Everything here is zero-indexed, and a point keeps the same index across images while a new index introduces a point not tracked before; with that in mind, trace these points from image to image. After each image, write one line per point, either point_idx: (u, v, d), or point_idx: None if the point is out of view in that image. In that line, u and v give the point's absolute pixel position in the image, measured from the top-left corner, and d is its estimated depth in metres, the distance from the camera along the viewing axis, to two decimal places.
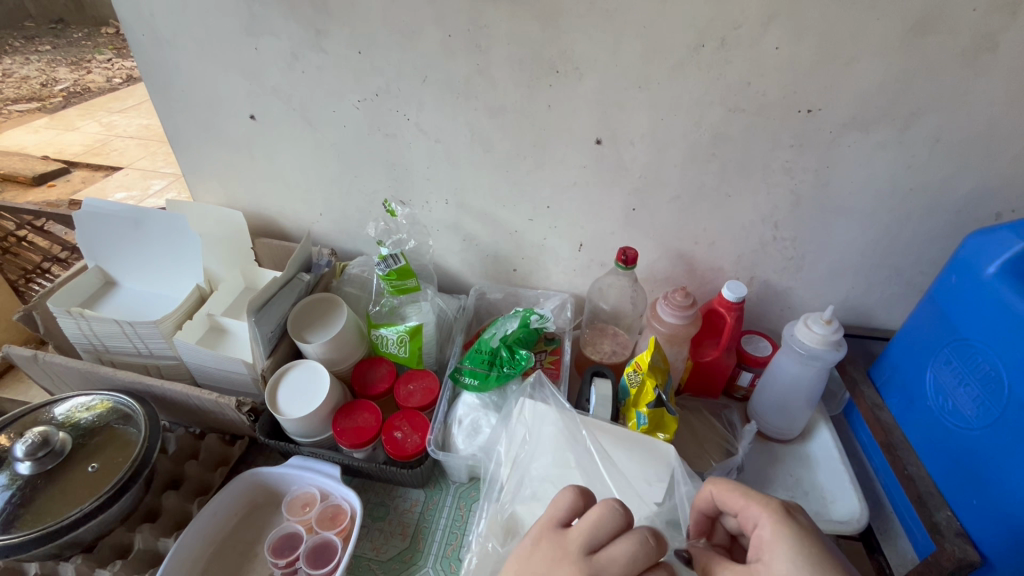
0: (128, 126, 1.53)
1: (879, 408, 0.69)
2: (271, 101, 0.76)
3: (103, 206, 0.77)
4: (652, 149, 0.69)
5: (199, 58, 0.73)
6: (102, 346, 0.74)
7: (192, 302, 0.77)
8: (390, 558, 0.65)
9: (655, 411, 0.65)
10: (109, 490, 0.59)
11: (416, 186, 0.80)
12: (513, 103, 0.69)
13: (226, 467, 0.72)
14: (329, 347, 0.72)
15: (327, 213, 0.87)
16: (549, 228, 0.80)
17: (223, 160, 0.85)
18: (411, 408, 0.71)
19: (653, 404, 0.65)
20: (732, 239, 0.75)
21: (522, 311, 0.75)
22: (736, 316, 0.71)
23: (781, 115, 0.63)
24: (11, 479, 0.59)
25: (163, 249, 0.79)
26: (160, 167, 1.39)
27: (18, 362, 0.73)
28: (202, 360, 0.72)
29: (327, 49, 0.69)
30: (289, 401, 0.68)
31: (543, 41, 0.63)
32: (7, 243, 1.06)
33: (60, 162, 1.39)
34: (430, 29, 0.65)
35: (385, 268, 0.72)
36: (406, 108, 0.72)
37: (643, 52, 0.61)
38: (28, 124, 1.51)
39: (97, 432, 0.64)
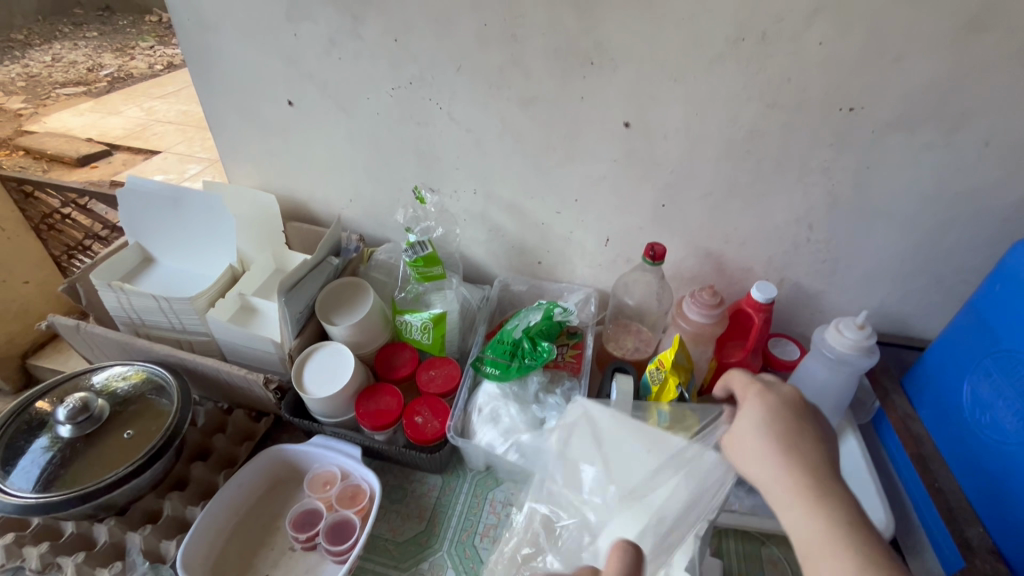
0: (169, 112, 1.63)
1: (910, 419, 0.68)
2: (307, 86, 0.77)
3: (145, 185, 0.80)
4: (685, 144, 0.68)
5: (239, 42, 0.75)
6: (138, 319, 0.77)
7: (225, 281, 0.80)
8: (406, 539, 0.67)
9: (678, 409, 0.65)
10: (144, 456, 0.61)
11: (445, 175, 0.80)
12: (546, 94, 0.68)
13: (252, 442, 0.74)
14: (355, 330, 0.74)
15: (356, 199, 0.88)
16: (576, 221, 0.79)
17: (257, 142, 0.86)
18: (432, 394, 0.72)
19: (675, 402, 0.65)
20: (763, 240, 0.74)
21: (546, 304, 0.76)
22: (765, 318, 0.69)
23: (822, 114, 0.61)
24: (52, 441, 0.62)
25: (199, 228, 0.81)
26: (196, 151, 1.44)
27: (61, 331, 0.76)
28: (232, 339, 0.74)
29: (363, 36, 0.70)
30: (314, 381, 0.69)
31: (579, 32, 0.62)
32: (51, 220, 1.13)
33: (103, 144, 1.47)
34: (466, 18, 0.65)
35: (412, 254, 0.74)
36: (439, 97, 0.73)
37: (681, 45, 0.60)
38: (75, 107, 1.66)
39: (133, 401, 0.67)
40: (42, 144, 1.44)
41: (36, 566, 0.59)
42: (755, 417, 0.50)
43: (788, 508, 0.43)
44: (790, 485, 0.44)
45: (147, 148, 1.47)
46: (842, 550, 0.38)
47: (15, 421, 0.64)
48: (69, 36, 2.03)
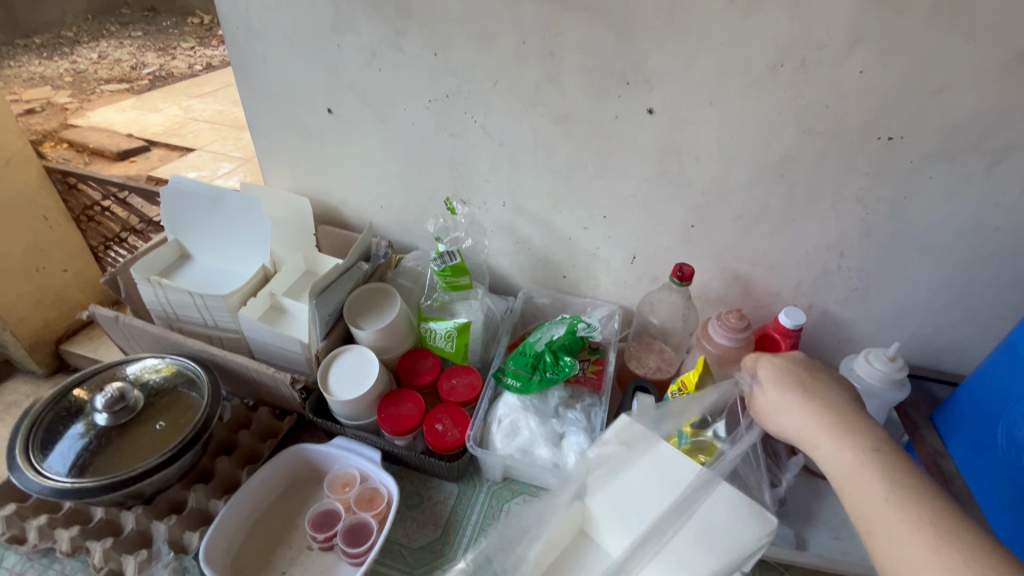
0: (205, 110, 1.74)
1: (941, 456, 0.66)
2: (347, 94, 0.79)
3: (187, 183, 0.82)
4: (717, 165, 0.68)
5: (285, 51, 0.78)
6: (173, 313, 0.80)
7: (257, 281, 0.81)
8: (421, 546, 0.67)
9: (698, 432, 0.63)
10: (174, 448, 0.63)
11: (476, 186, 0.82)
12: (580, 112, 0.69)
13: (275, 439, 0.75)
14: (381, 335, 0.75)
15: (387, 206, 0.90)
16: (604, 237, 0.80)
17: (294, 147, 0.89)
18: (453, 403, 0.72)
19: (697, 424, 0.63)
20: (793, 265, 0.73)
21: (570, 319, 0.77)
22: (792, 343, 0.69)
23: (859, 141, 0.61)
24: (89, 428, 0.64)
25: (233, 227, 0.83)
26: (230, 150, 1.49)
27: (101, 321, 0.79)
28: (262, 337, 0.76)
29: (404, 49, 0.72)
30: (340, 383, 0.70)
31: (616, 52, 0.63)
32: (91, 212, 1.19)
33: (143, 140, 1.54)
34: (506, 35, 0.66)
35: (440, 263, 0.75)
36: (474, 111, 0.74)
37: (718, 68, 0.61)
38: (118, 105, 1.77)
39: (165, 393, 0.69)
40: (83, 138, 1.53)
41: (67, 548, 0.61)
42: (774, 387, 0.56)
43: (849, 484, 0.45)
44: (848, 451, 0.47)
45: (184, 145, 1.54)
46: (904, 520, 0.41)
47: (53, 406, 0.66)
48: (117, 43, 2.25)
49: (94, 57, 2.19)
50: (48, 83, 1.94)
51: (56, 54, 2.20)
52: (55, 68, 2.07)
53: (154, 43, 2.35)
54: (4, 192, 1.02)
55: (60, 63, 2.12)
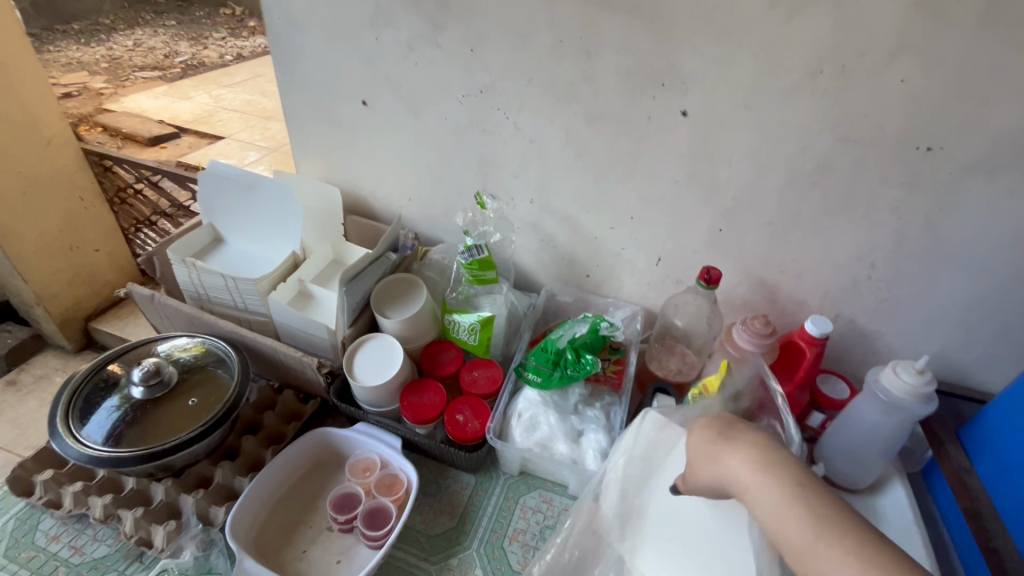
0: (234, 100, 1.80)
1: (966, 473, 0.66)
2: (382, 87, 0.81)
3: (224, 169, 0.84)
4: (749, 170, 0.68)
5: (324, 43, 0.80)
6: (205, 294, 0.82)
7: (286, 267, 0.83)
8: (437, 533, 0.68)
9: None
10: (204, 424, 0.65)
11: (505, 182, 0.82)
12: (612, 112, 0.70)
13: (298, 421, 0.77)
14: (406, 325, 0.76)
15: (416, 199, 0.91)
16: (629, 239, 0.80)
17: (327, 138, 0.91)
18: (475, 395, 0.73)
19: None
20: (821, 273, 0.72)
21: (592, 318, 0.77)
22: (817, 353, 0.68)
23: (896, 150, 0.60)
24: (124, 400, 0.66)
25: (267, 213, 0.84)
26: (258, 141, 1.54)
27: (137, 300, 0.82)
28: (290, 322, 0.77)
29: (441, 44, 0.73)
30: (364, 369, 0.72)
31: (652, 54, 0.64)
32: (125, 194, 1.23)
33: (174, 127, 1.59)
34: (543, 33, 0.67)
35: (468, 256, 0.76)
36: (507, 107, 0.75)
37: (756, 72, 0.61)
38: (151, 92, 1.82)
39: (196, 371, 0.71)
40: (117, 123, 1.57)
41: (100, 515, 0.63)
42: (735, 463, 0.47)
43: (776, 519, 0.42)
44: (761, 490, 0.44)
45: (213, 133, 1.59)
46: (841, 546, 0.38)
47: (88, 378, 0.69)
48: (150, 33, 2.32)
49: (128, 45, 2.25)
50: (85, 68, 2.00)
51: (93, 41, 2.27)
52: (93, 54, 2.13)
53: (186, 32, 2.41)
54: (45, 172, 1.05)
55: (97, 50, 2.18)
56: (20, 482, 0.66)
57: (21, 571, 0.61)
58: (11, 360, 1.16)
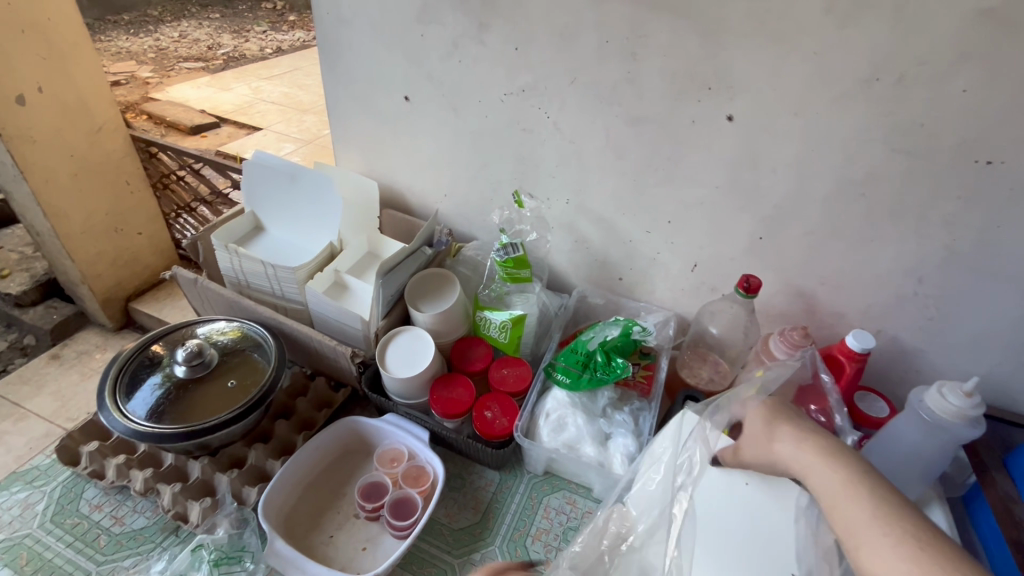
0: (272, 93, 1.85)
1: (1011, 501, 0.62)
2: (424, 84, 0.81)
3: (269, 158, 0.86)
4: (794, 178, 0.66)
5: (369, 38, 0.81)
6: (245, 280, 0.84)
7: (323, 258, 0.84)
8: (461, 527, 0.69)
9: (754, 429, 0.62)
10: (241, 406, 0.67)
11: (541, 181, 0.82)
12: (655, 114, 0.69)
13: (330, 409, 0.78)
14: (438, 319, 0.77)
15: (451, 195, 0.92)
16: (665, 243, 0.79)
17: (367, 132, 0.92)
18: (504, 392, 0.74)
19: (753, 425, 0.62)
20: (864, 287, 0.70)
21: (624, 321, 0.76)
22: (857, 368, 0.67)
23: (952, 163, 0.58)
24: (167, 379, 0.69)
25: (307, 203, 0.86)
26: (294, 133, 1.59)
27: (181, 283, 0.84)
28: (325, 311, 0.78)
29: (486, 42, 0.73)
30: (396, 361, 0.73)
31: (700, 58, 0.63)
32: (167, 180, 1.27)
33: (215, 117, 1.64)
34: (589, 34, 0.67)
35: (503, 254, 0.76)
36: (548, 107, 0.75)
37: (808, 78, 0.59)
38: (194, 83, 1.89)
39: (235, 354, 0.73)
40: (162, 111, 1.63)
41: (140, 488, 0.66)
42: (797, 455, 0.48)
43: (838, 519, 0.42)
44: (823, 478, 0.45)
45: (251, 124, 1.64)
46: (907, 552, 0.37)
47: (136, 354, 0.72)
48: (194, 24, 2.40)
49: (174, 36, 2.33)
50: (133, 58, 2.08)
51: (142, 31, 2.35)
52: (141, 44, 2.21)
53: (228, 25, 2.49)
54: (95, 156, 1.10)
55: (145, 40, 2.26)
56: (67, 452, 0.69)
57: (65, 537, 0.63)
58: (58, 335, 1.34)
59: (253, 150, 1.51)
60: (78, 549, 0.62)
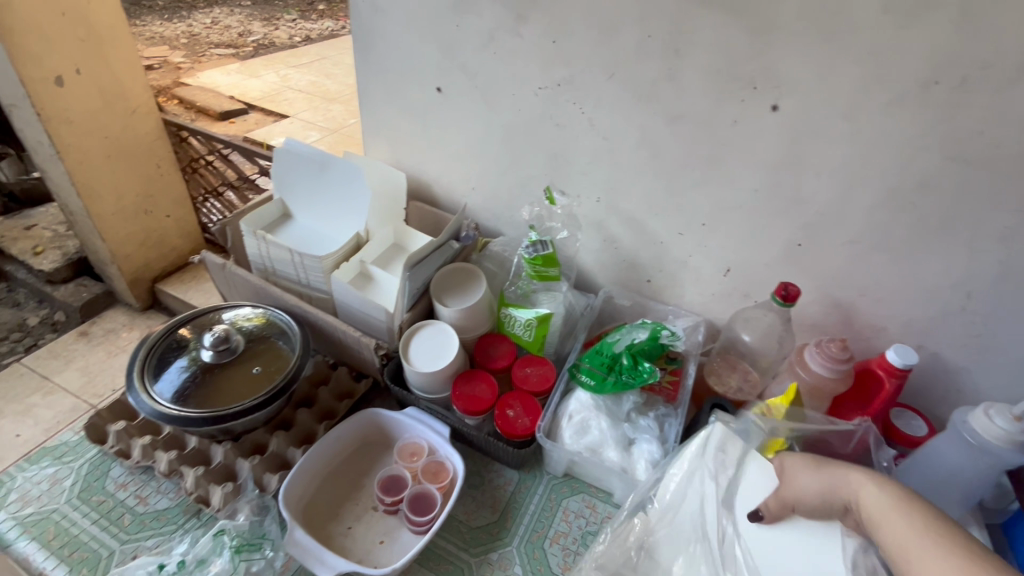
0: (299, 81, 1.86)
1: None
2: (458, 75, 0.80)
3: (299, 146, 0.85)
4: (839, 184, 0.63)
5: (404, 28, 0.80)
6: (272, 267, 0.84)
7: (349, 248, 0.83)
8: (479, 526, 0.68)
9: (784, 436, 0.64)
10: (266, 392, 0.67)
11: (573, 178, 0.81)
12: (696, 113, 0.67)
13: (351, 399, 0.78)
14: (463, 315, 0.76)
15: (479, 189, 0.91)
16: (697, 246, 0.77)
17: (397, 122, 0.91)
18: (527, 391, 0.73)
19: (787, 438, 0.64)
20: (907, 300, 0.67)
21: (653, 324, 0.74)
22: (896, 385, 0.64)
23: (1013, 174, 0.55)
24: (193, 363, 0.69)
25: (336, 192, 0.86)
26: (319, 122, 1.59)
27: (209, 267, 0.85)
28: (349, 300, 0.78)
29: (523, 34, 0.72)
30: (419, 355, 0.73)
31: (747, 55, 0.60)
32: (196, 164, 1.31)
33: (243, 103, 1.65)
34: (631, 28, 0.65)
35: (532, 251, 0.75)
36: (583, 102, 0.73)
37: (861, 80, 0.57)
38: (223, 68, 1.90)
39: (260, 341, 0.73)
40: (192, 96, 1.64)
41: (164, 469, 0.66)
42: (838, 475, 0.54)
43: (886, 531, 0.47)
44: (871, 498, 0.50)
45: (278, 111, 1.65)
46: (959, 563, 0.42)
47: (164, 336, 0.72)
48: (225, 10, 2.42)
49: (206, 22, 2.35)
50: (165, 43, 2.11)
51: (176, 17, 2.38)
52: (173, 29, 2.24)
53: (259, 13, 2.51)
54: (127, 139, 1.11)
55: (178, 25, 2.29)
56: (95, 429, 0.70)
57: (90, 513, 0.64)
58: (88, 312, 1.37)
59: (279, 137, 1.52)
60: (103, 526, 0.63)
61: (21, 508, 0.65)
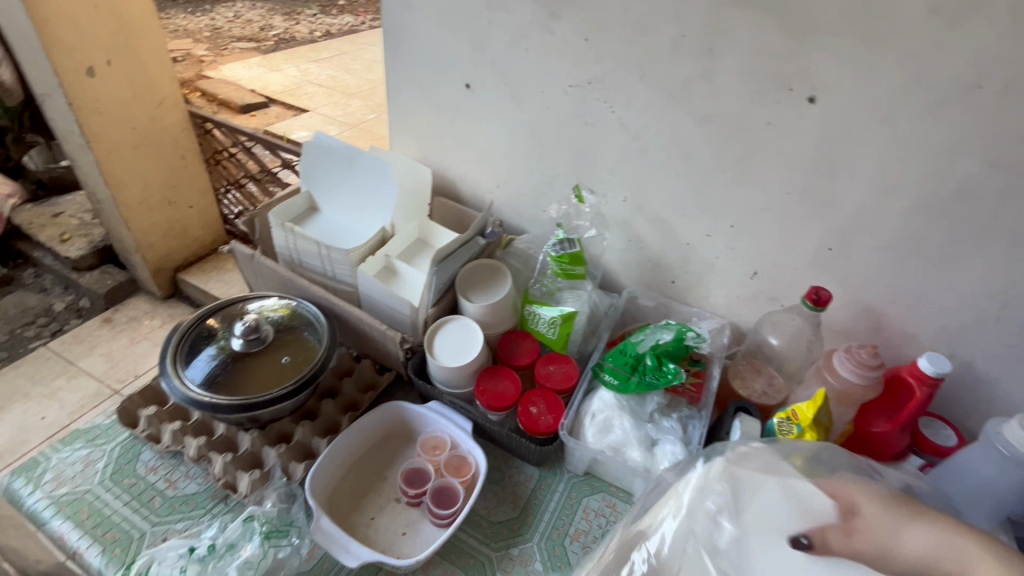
0: (320, 75, 1.87)
1: None
2: (487, 72, 0.80)
3: (327, 140, 0.86)
4: (874, 189, 0.63)
5: (435, 24, 0.80)
6: (299, 259, 0.85)
7: (375, 242, 0.84)
8: (500, 521, 0.68)
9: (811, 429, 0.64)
10: (294, 382, 0.68)
11: (599, 177, 0.80)
12: (728, 114, 0.66)
13: (374, 392, 0.79)
14: (487, 311, 0.77)
15: (504, 186, 0.91)
16: (725, 248, 0.76)
17: (424, 118, 0.92)
18: (550, 388, 0.73)
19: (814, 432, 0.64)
20: (940, 308, 0.66)
21: (678, 326, 0.74)
22: (928, 393, 0.63)
23: None
24: (224, 352, 0.70)
25: (364, 186, 0.86)
26: (340, 116, 1.61)
27: (237, 257, 0.86)
28: (373, 293, 0.78)
29: (555, 31, 0.72)
30: (444, 349, 0.73)
31: (784, 56, 0.60)
32: (220, 156, 1.34)
33: (263, 97, 1.68)
34: (666, 27, 0.64)
35: (559, 250, 0.75)
36: (614, 101, 0.73)
37: (901, 83, 0.56)
38: (245, 62, 1.93)
39: (287, 332, 0.74)
40: (215, 89, 1.67)
41: (193, 454, 0.68)
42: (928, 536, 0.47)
43: None
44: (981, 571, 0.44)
45: (298, 105, 1.67)
46: None
47: (195, 324, 0.74)
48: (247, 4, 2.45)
49: (229, 16, 2.38)
50: (190, 36, 2.14)
51: (199, 10, 2.42)
52: (197, 23, 2.27)
53: (280, 8, 2.53)
54: (154, 129, 1.13)
55: (201, 19, 2.32)
56: (127, 414, 0.72)
57: (122, 495, 0.66)
58: (112, 299, 1.40)
59: (297, 131, 1.54)
60: (134, 508, 0.65)
61: (55, 488, 0.66)
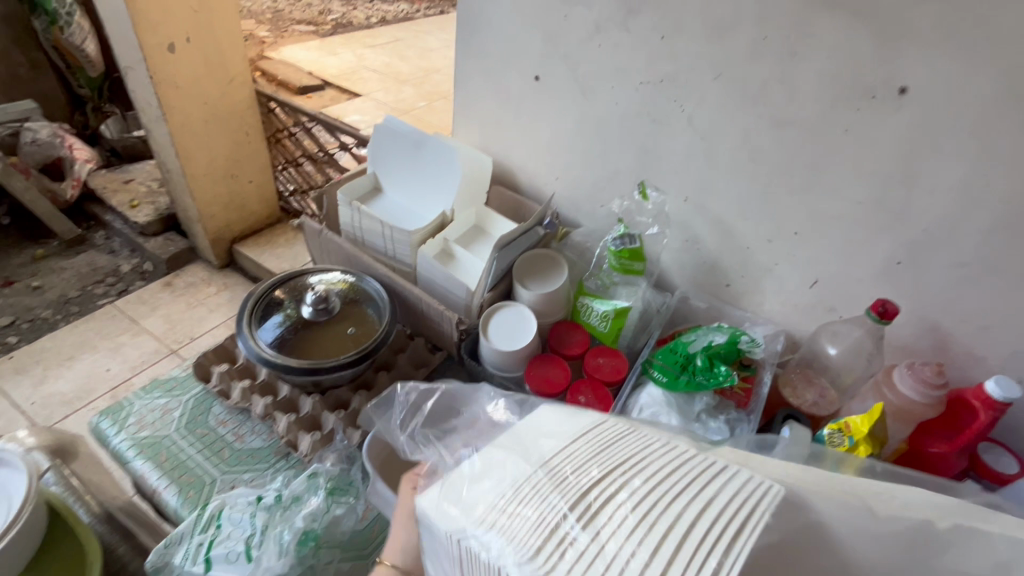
0: (375, 61, 1.92)
1: None
2: (558, 65, 0.82)
3: (396, 124, 0.90)
4: (954, 204, 0.61)
5: (510, 15, 0.82)
6: (362, 236, 0.89)
7: (435, 226, 0.86)
8: None
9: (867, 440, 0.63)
10: (357, 352, 0.71)
11: (662, 175, 0.81)
12: (805, 118, 0.65)
13: (427, 369, 0.82)
14: (541, 299, 0.79)
15: (562, 178, 0.92)
16: (786, 254, 0.76)
17: (488, 107, 0.94)
18: (599, 380, 0.74)
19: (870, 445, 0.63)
20: (1013, 331, 0.64)
21: (731, 329, 0.74)
22: (993, 418, 0.61)
23: None
24: (294, 320, 0.74)
25: (428, 169, 0.90)
26: (390, 103, 1.65)
27: (306, 231, 0.91)
28: (433, 275, 0.81)
29: (631, 28, 0.72)
30: (498, 334, 0.76)
31: (872, 62, 0.59)
32: (281, 135, 1.38)
33: (320, 80, 1.74)
34: (747, 27, 0.64)
35: (619, 244, 0.76)
36: (684, 100, 0.73)
37: (997, 95, 0.54)
38: (303, 45, 2.00)
39: (350, 305, 0.78)
40: (275, 70, 1.73)
41: (260, 412, 0.72)
42: None
43: None
44: None
45: (353, 89, 1.72)
46: None
47: (265, 289, 0.78)
48: None
49: None
50: (253, 17, 2.22)
51: None
52: (260, 4, 2.36)
53: None
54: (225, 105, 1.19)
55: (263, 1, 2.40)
56: (200, 369, 0.77)
57: (196, 444, 0.71)
58: (173, 264, 1.49)
59: (353, 114, 1.59)
60: (207, 456, 0.70)
61: (138, 431, 0.72)
